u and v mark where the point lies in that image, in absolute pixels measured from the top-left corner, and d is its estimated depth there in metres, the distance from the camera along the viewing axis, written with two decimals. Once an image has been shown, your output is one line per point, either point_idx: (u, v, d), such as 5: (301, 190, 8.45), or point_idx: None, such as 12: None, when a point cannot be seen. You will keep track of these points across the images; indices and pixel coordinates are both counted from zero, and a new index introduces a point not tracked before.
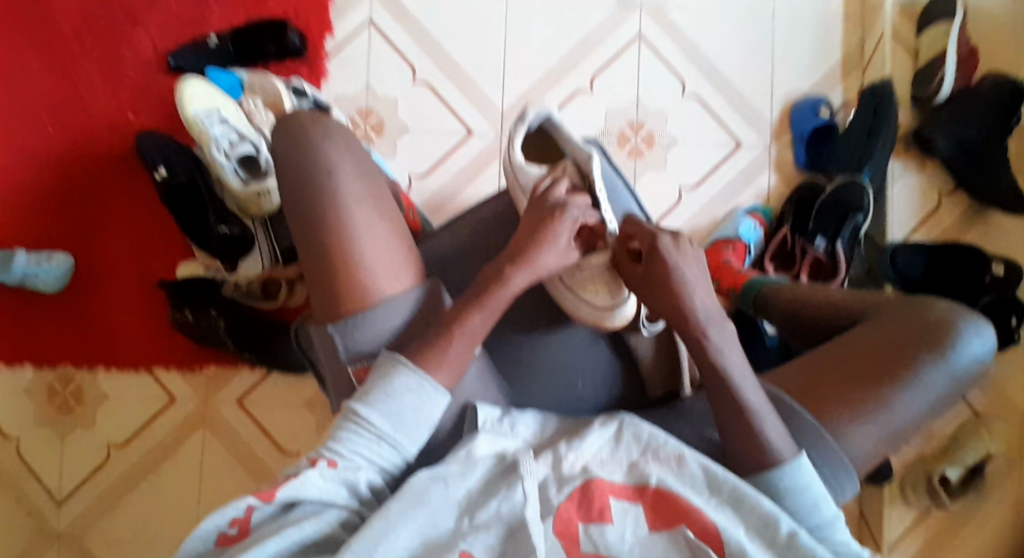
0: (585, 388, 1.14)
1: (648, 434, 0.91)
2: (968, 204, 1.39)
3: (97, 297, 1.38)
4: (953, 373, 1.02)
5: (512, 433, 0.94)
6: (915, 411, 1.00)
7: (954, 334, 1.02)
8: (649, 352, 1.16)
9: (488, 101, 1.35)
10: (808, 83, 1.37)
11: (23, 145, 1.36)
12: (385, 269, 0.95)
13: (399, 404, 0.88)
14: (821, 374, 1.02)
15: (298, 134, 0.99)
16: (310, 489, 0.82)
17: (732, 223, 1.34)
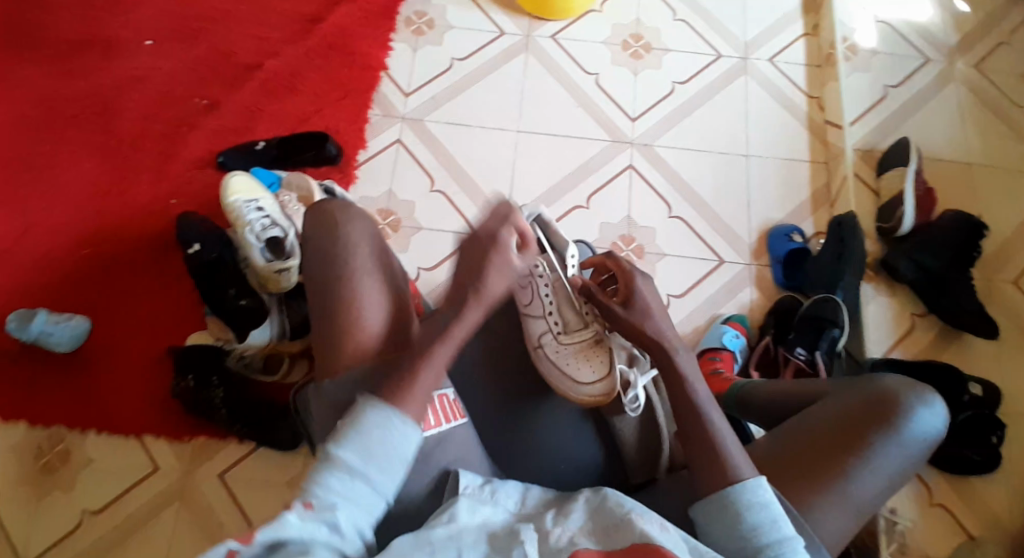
0: (564, 467, 1.14)
1: (628, 506, 0.92)
2: (940, 327, 1.47)
3: (110, 362, 1.45)
4: (907, 448, 1.04)
5: (492, 500, 0.95)
6: (873, 484, 1.02)
7: (905, 409, 1.06)
8: (633, 436, 1.14)
9: (496, 210, 1.52)
10: (781, 213, 1.53)
11: (77, 222, 1.52)
12: (387, 337, 0.99)
13: (371, 441, 0.88)
14: (781, 452, 1.05)
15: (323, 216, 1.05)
16: (290, 530, 0.80)
17: (714, 330, 1.43)
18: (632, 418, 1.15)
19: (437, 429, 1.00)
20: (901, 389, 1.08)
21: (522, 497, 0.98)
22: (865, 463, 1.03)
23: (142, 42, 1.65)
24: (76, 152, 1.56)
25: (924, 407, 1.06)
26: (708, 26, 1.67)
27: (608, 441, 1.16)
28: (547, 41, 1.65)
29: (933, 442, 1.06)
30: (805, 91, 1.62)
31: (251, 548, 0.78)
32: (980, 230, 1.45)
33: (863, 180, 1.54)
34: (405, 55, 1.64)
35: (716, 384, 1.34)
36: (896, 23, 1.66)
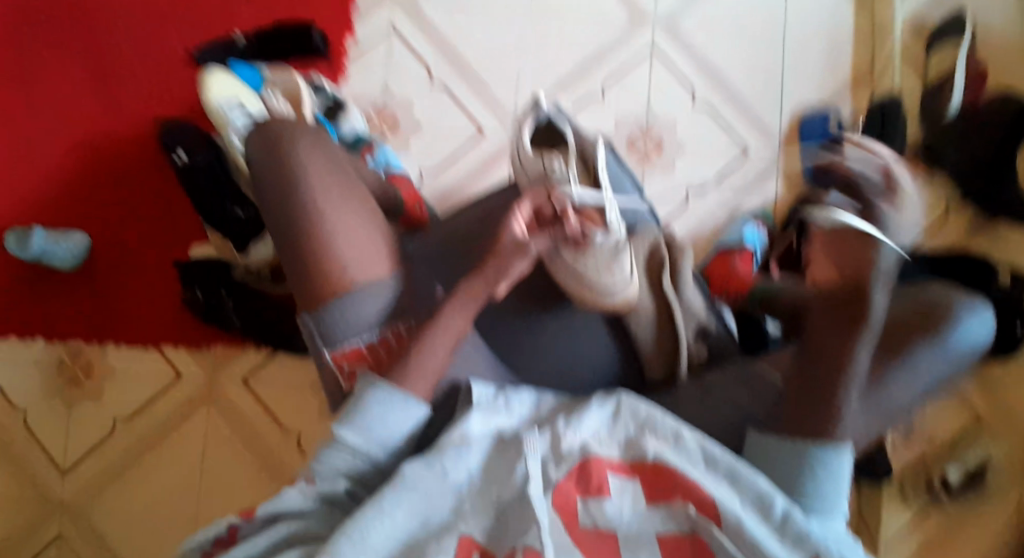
0: (585, 369, 1.16)
1: (644, 411, 0.99)
2: (975, 214, 1.38)
3: (116, 276, 1.42)
4: (945, 359, 1.01)
5: (507, 409, 1.02)
6: (900, 400, 1.01)
7: (950, 316, 1.00)
8: (651, 339, 1.16)
9: (501, 103, 1.39)
10: (817, 96, 1.40)
11: (54, 130, 1.42)
12: (360, 259, 1.04)
13: (372, 420, 0.97)
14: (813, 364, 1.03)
15: (272, 139, 1.07)
16: (288, 504, 0.93)
17: (735, 225, 1.35)
18: (650, 324, 1.15)
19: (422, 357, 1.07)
20: (949, 296, 1.01)
21: (536, 402, 1.05)
22: (901, 372, 1.00)
23: None
24: (39, 46, 1.42)
25: (973, 315, 1.00)
26: None
27: (625, 344, 1.18)
28: None
29: (976, 348, 1.02)
30: None
31: (251, 523, 0.92)
32: None
33: (909, 54, 1.40)
34: None
35: (736, 282, 1.28)
36: None
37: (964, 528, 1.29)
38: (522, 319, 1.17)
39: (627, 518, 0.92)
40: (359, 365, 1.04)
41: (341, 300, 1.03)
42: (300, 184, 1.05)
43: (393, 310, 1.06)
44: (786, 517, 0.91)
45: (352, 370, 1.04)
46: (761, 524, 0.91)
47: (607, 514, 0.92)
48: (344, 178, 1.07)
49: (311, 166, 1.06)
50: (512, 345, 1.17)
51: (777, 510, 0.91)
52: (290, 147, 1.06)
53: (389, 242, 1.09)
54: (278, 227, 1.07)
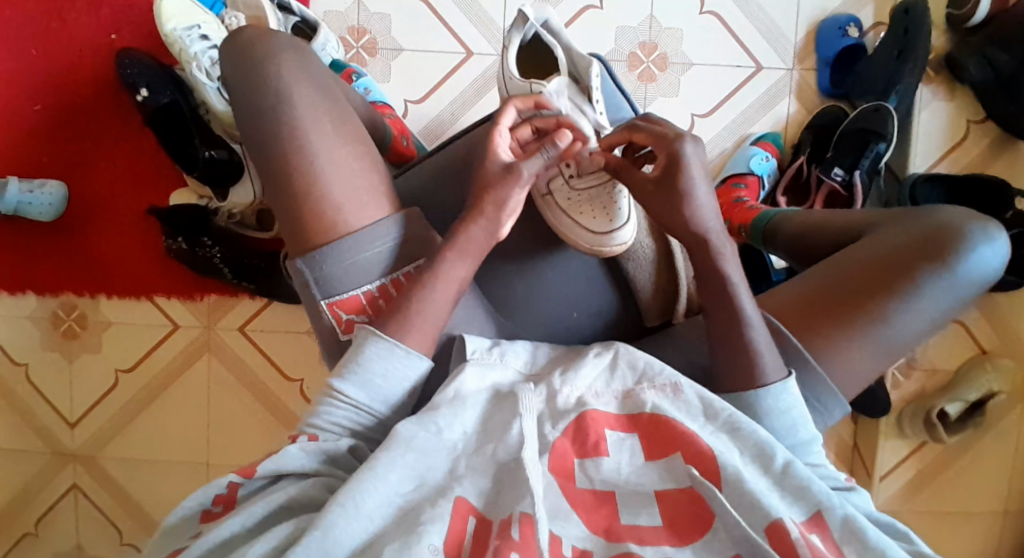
0: (579, 317, 1.09)
1: (642, 364, 0.88)
2: (997, 133, 1.30)
3: (95, 223, 1.35)
4: (956, 290, 0.98)
5: (501, 363, 0.91)
6: (911, 332, 0.97)
7: (959, 243, 0.98)
8: (650, 281, 1.09)
9: (490, 21, 1.26)
10: (839, 0, 1.26)
11: (8, 69, 1.31)
12: (354, 199, 0.92)
13: (373, 372, 0.87)
14: (816, 298, 0.98)
15: (248, 54, 0.93)
16: (288, 462, 0.83)
17: (742, 153, 1.28)
18: (647, 265, 1.09)
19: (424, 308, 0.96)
20: (960, 219, 0.99)
21: (532, 355, 0.94)
22: (908, 307, 0.96)
23: None
24: None
25: (985, 244, 0.98)
26: None
27: (621, 285, 1.11)
28: None
29: (986, 280, 0.99)
30: None
31: (247, 484, 0.82)
32: None
33: None
34: None
35: (739, 215, 1.23)
36: None
37: (960, 458, 1.38)
38: (515, 266, 1.08)
39: (627, 474, 0.81)
40: (357, 316, 0.93)
41: (338, 242, 0.91)
42: (284, 111, 0.91)
43: (396, 255, 0.93)
44: (787, 465, 0.81)
45: (350, 321, 0.93)
46: (763, 478, 0.81)
47: (603, 474, 0.81)
48: (333, 105, 0.94)
49: (297, 88, 0.92)
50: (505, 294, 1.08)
51: (778, 458, 0.81)
52: (270, 67, 0.92)
53: (386, 181, 0.96)
54: (259, 157, 0.93)
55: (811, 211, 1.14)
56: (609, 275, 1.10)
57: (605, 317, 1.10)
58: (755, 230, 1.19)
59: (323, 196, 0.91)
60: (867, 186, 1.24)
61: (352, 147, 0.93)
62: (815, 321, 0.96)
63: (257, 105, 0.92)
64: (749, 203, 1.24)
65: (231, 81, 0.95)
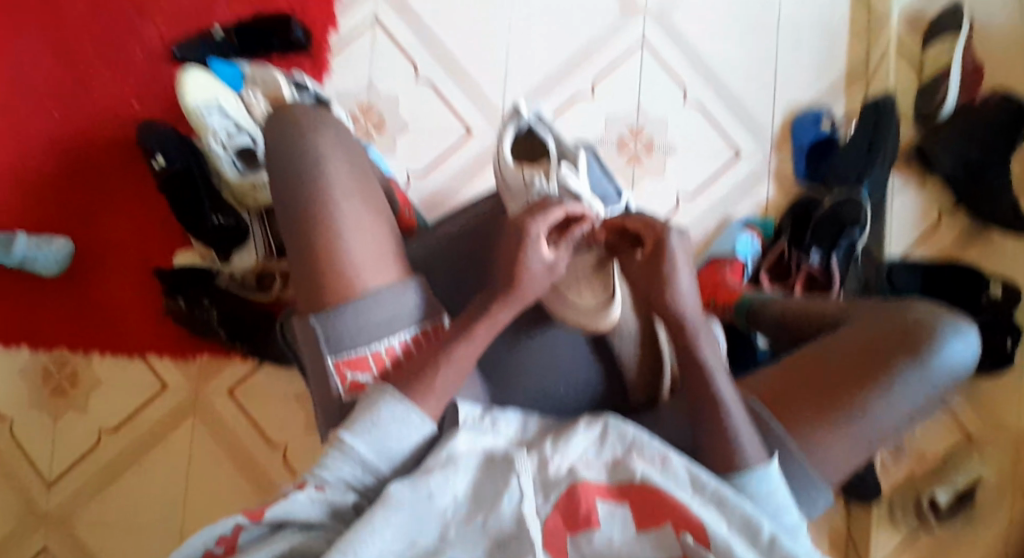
0: (565, 393, 1.13)
1: (632, 433, 0.89)
2: (967, 223, 1.38)
3: (100, 282, 1.40)
4: (929, 380, 1.03)
5: (493, 430, 0.92)
6: (887, 421, 1.01)
7: (933, 339, 1.03)
8: (635, 357, 1.13)
9: (490, 101, 1.35)
10: (812, 94, 1.37)
11: (29, 129, 1.38)
12: (370, 264, 1.02)
13: (384, 434, 0.90)
14: (798, 384, 1.03)
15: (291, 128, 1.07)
16: (295, 509, 0.84)
17: (728, 235, 1.34)
18: (633, 340, 1.13)
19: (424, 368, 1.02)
20: (933, 318, 1.05)
21: (523, 424, 0.95)
22: (884, 397, 1.01)
23: None
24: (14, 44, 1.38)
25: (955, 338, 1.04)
26: None
27: (606, 360, 1.15)
28: None
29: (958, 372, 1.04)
30: None
31: (251, 532, 0.84)
32: None
33: (907, 55, 1.38)
34: None
35: (722, 294, 1.28)
36: None
37: (961, 544, 1.34)
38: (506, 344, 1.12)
39: (618, 546, 0.82)
40: (362, 375, 1.01)
41: (351, 304, 0.99)
42: (317, 181, 1.03)
43: (402, 319, 1.01)
44: (773, 538, 0.83)
45: (355, 380, 1.00)
46: (750, 550, 0.83)
47: (596, 548, 0.82)
48: (362, 182, 1.06)
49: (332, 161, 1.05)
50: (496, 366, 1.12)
51: (765, 530, 0.83)
52: (311, 141, 1.06)
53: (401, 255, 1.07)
54: (289, 222, 1.04)
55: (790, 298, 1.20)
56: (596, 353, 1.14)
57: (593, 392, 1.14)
58: (738, 312, 1.25)
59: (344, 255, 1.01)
60: (845, 269, 1.28)
61: (374, 218, 1.05)
62: (798, 406, 1.01)
63: (296, 171, 1.04)
64: (734, 283, 1.28)
65: (274, 152, 1.06)
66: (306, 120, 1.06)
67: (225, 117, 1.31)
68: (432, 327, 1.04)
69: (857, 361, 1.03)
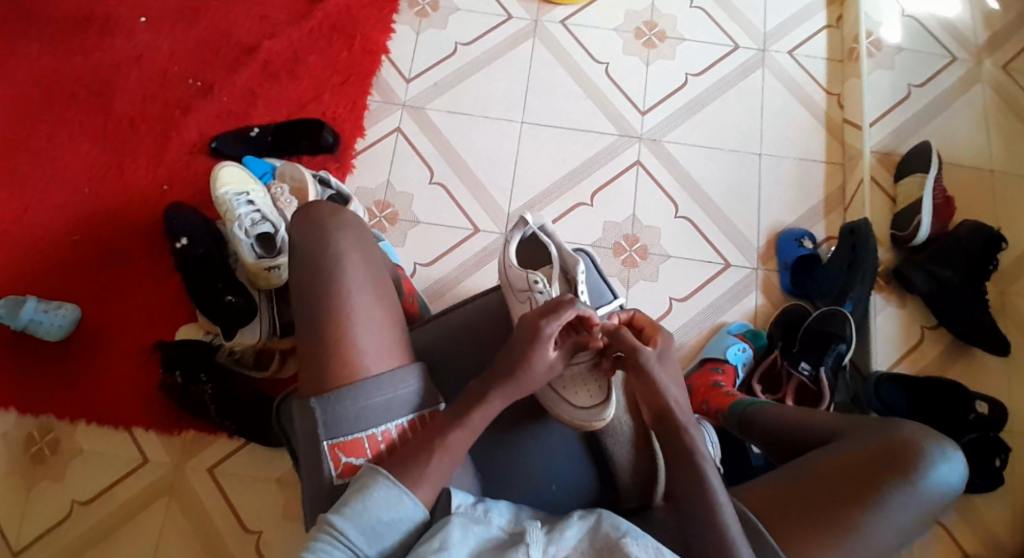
0: (558, 490, 1.16)
1: (623, 529, 0.98)
2: (950, 341, 1.42)
3: (103, 351, 1.43)
4: (921, 502, 1.05)
5: (485, 519, 0.98)
6: (883, 541, 1.03)
7: (921, 460, 1.06)
8: (629, 460, 1.16)
9: (495, 204, 1.47)
10: (793, 216, 1.48)
11: (63, 204, 1.47)
12: (374, 352, 1.05)
13: (375, 516, 0.95)
14: (794, 503, 1.05)
15: (314, 219, 1.10)
16: None
17: (719, 341, 1.40)
18: (627, 442, 1.16)
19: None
20: (920, 437, 1.08)
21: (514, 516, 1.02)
22: (878, 518, 1.03)
23: (138, 20, 1.56)
24: (62, 128, 1.50)
25: (944, 461, 1.07)
26: (726, 14, 1.59)
27: (599, 460, 1.18)
28: (556, 27, 1.57)
29: (949, 494, 1.07)
30: (824, 87, 1.55)
31: None
32: (998, 243, 1.38)
33: (879, 184, 1.48)
34: (407, 39, 1.56)
35: (717, 400, 1.31)
36: (923, 17, 1.56)
37: None
38: (502, 436, 1.17)
39: None
40: (356, 459, 1.02)
41: (352, 388, 1.02)
42: (334, 267, 1.06)
43: (401, 404, 1.04)
44: None
45: (349, 463, 1.02)
46: None
47: None
48: (375, 273, 1.09)
49: (349, 251, 1.08)
50: (493, 459, 1.16)
51: None
52: (334, 235, 1.09)
53: (406, 341, 1.10)
54: (301, 302, 1.07)
55: (782, 406, 1.23)
56: (590, 455, 1.18)
57: (583, 495, 1.17)
58: (730, 417, 1.27)
59: (352, 345, 1.04)
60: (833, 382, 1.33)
61: (383, 308, 1.08)
62: (793, 525, 1.03)
63: (314, 255, 1.07)
64: (725, 387, 1.32)
65: (293, 240, 1.10)
66: (328, 216, 1.10)
67: (252, 207, 1.38)
68: (429, 415, 1.06)
69: (849, 479, 1.06)
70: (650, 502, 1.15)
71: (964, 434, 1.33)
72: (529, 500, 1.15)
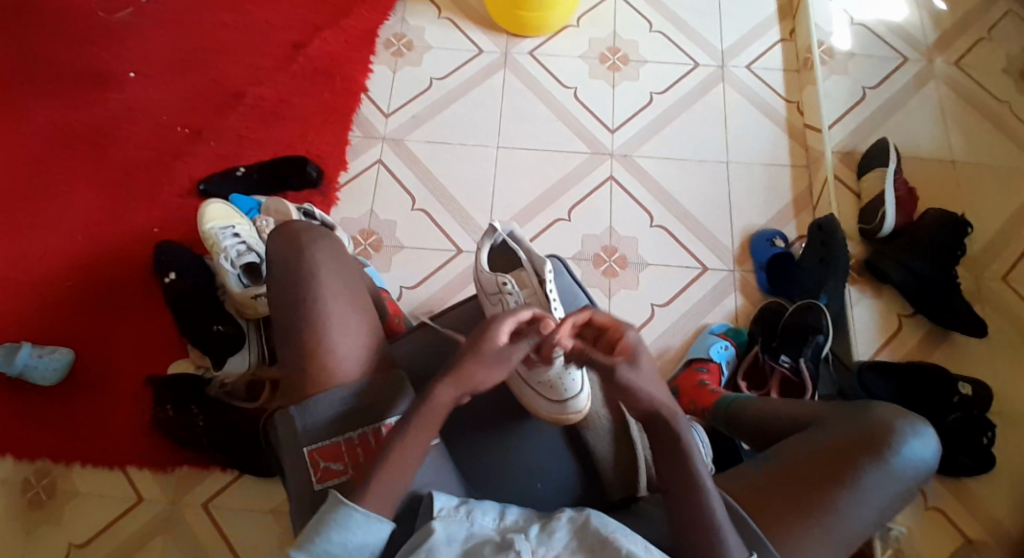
0: (545, 490, 1.15)
1: (611, 526, 0.97)
2: (929, 327, 1.45)
3: (99, 390, 1.44)
4: (900, 479, 1.06)
5: (469, 519, 0.97)
6: (863, 517, 1.04)
7: (895, 438, 1.08)
8: (609, 453, 1.16)
9: (475, 224, 1.51)
10: (764, 218, 1.53)
11: (56, 251, 1.51)
12: (354, 359, 1.06)
13: (344, 540, 0.93)
14: (770, 485, 1.06)
15: (290, 238, 1.12)
16: None
17: (702, 341, 1.42)
18: (606, 435, 1.16)
19: None
20: (894, 417, 1.10)
21: (503, 514, 0.99)
22: (856, 497, 1.04)
23: (127, 74, 1.64)
24: (54, 179, 1.56)
25: (917, 437, 1.08)
26: (684, 35, 1.67)
27: (584, 458, 1.17)
28: (525, 57, 1.64)
29: (924, 471, 1.08)
30: (783, 96, 1.62)
31: None
32: (963, 227, 1.43)
33: (843, 182, 1.53)
34: (385, 77, 1.64)
35: (703, 396, 1.33)
36: (873, 25, 1.65)
37: None
38: (483, 433, 1.17)
39: None
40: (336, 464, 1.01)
41: (331, 397, 1.03)
42: (308, 282, 1.08)
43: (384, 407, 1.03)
44: None
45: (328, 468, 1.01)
46: None
47: None
48: (351, 287, 1.10)
49: (325, 267, 1.10)
50: (479, 460, 1.16)
51: None
52: (307, 252, 1.10)
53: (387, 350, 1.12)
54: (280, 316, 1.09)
55: (767, 399, 1.23)
56: (573, 450, 1.18)
57: (568, 496, 1.15)
58: (716, 413, 1.28)
59: (332, 355, 1.05)
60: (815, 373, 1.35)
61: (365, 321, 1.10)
62: (772, 509, 1.04)
63: (290, 270, 1.09)
64: (711, 385, 1.34)
65: (272, 255, 1.11)
66: (302, 232, 1.12)
67: (238, 238, 1.42)
68: (411, 418, 1.06)
69: (824, 459, 1.07)
70: (636, 494, 1.14)
71: (947, 415, 1.34)
72: (515, 497, 1.14)
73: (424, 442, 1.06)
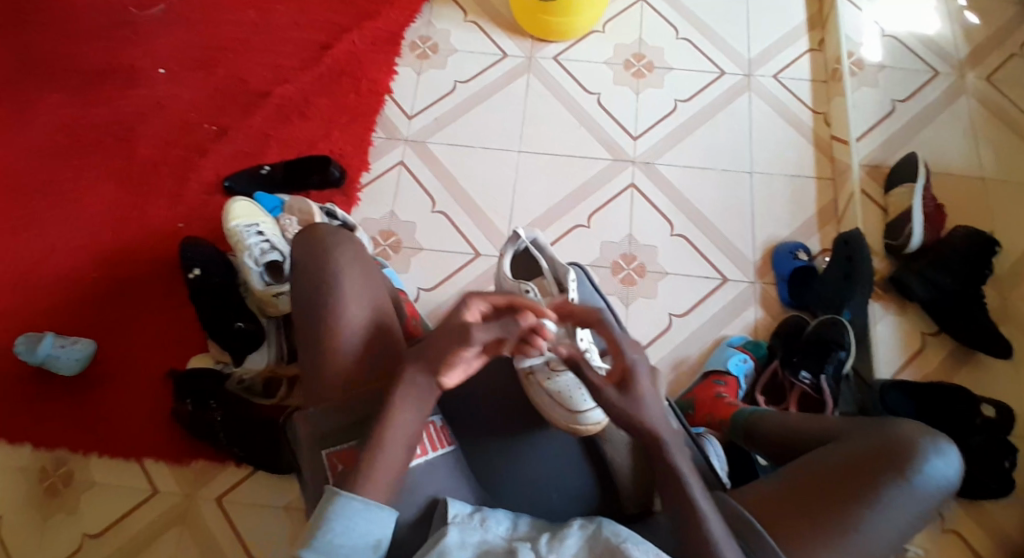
0: (559, 500, 1.14)
1: (623, 535, 0.95)
2: (953, 346, 1.42)
3: (118, 382, 1.46)
4: (919, 499, 1.04)
5: (482, 528, 0.97)
6: (882, 538, 1.02)
7: (916, 455, 1.05)
8: (627, 465, 1.14)
9: (496, 229, 1.51)
10: (787, 230, 1.51)
11: (82, 244, 1.54)
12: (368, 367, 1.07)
13: (345, 532, 0.94)
14: (787, 502, 1.04)
15: (313, 239, 1.12)
16: None
17: (720, 353, 1.41)
18: (624, 448, 1.15)
19: (421, 457, 1.05)
20: (916, 433, 1.07)
21: (513, 523, 0.99)
22: (875, 517, 1.02)
23: (156, 71, 1.66)
24: (82, 172, 1.58)
25: (939, 456, 1.05)
26: (711, 43, 1.65)
27: (600, 469, 1.16)
28: (549, 61, 1.64)
29: (947, 490, 1.05)
30: (810, 107, 1.60)
31: None
32: (991, 246, 1.40)
33: (870, 197, 1.51)
34: (409, 79, 1.64)
35: (721, 409, 1.31)
36: (904, 37, 1.62)
37: None
38: (498, 440, 1.17)
39: None
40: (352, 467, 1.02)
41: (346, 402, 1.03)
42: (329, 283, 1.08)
43: None
44: None
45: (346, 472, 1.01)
46: None
47: None
48: (374, 292, 1.10)
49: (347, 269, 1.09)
50: (495, 470, 1.16)
51: None
52: (331, 253, 1.10)
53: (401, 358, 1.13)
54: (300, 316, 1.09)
55: (785, 413, 1.21)
56: (588, 459, 1.17)
57: (584, 505, 1.14)
58: (733, 427, 1.27)
59: (345, 362, 1.06)
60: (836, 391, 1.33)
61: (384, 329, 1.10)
62: (788, 526, 1.02)
63: (313, 270, 1.09)
64: (729, 398, 1.32)
65: (294, 258, 1.12)
66: (326, 233, 1.12)
67: (262, 237, 1.43)
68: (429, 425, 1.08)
69: (842, 476, 1.05)
70: (652, 508, 1.14)
71: (971, 437, 1.31)
72: (531, 507, 1.13)
73: (440, 449, 1.07)
